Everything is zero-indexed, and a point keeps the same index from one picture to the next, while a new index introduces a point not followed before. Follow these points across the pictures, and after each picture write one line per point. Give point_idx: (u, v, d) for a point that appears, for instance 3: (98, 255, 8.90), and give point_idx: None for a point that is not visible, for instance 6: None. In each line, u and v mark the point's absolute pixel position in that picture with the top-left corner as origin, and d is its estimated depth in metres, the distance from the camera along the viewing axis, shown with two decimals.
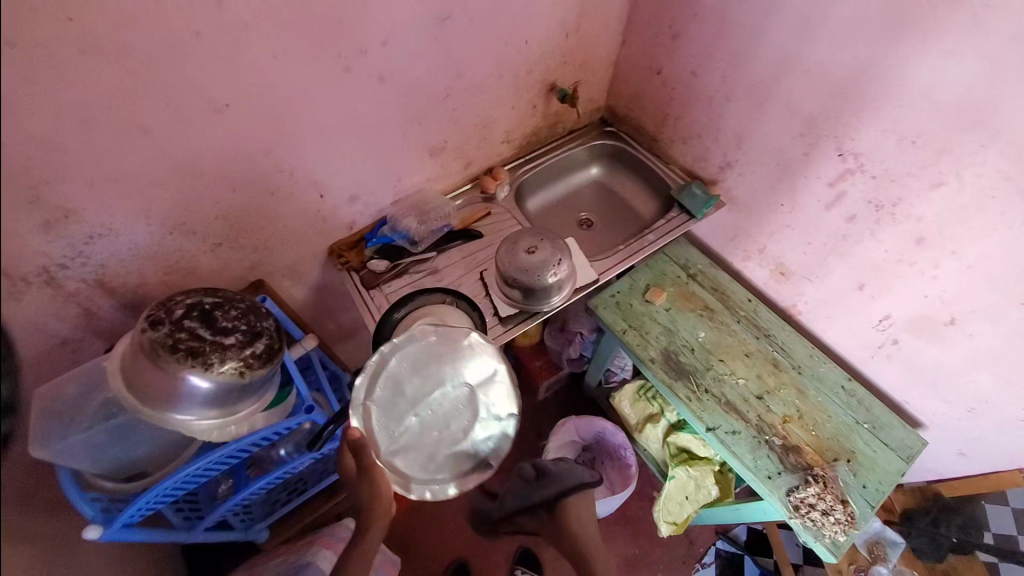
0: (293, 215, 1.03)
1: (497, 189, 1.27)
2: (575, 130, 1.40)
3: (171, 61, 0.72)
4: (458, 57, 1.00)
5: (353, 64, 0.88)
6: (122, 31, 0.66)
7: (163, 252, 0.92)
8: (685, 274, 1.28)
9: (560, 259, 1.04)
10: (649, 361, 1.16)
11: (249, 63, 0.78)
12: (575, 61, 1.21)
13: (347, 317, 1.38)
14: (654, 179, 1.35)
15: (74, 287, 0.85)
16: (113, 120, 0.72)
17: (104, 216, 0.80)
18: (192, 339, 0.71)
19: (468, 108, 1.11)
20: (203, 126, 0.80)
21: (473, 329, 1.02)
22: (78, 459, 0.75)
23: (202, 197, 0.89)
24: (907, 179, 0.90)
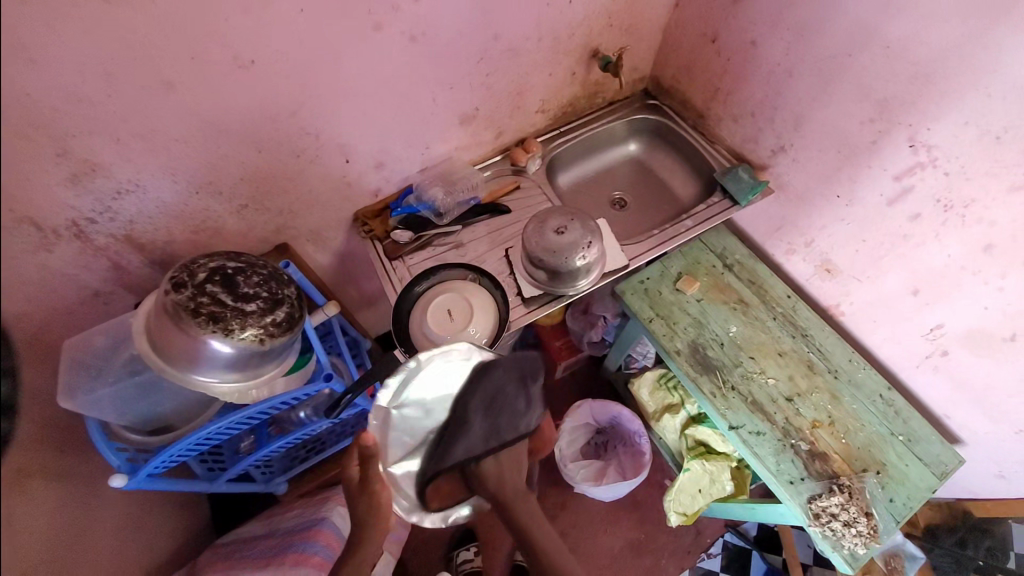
0: (318, 179, 1.01)
1: (528, 162, 1.21)
2: (615, 102, 1.31)
3: (193, 12, 0.68)
4: (496, 17, 0.93)
5: (383, 21, 0.82)
6: None
7: (189, 212, 0.91)
8: (721, 264, 1.21)
9: (590, 241, 0.99)
10: (675, 353, 1.11)
11: (274, 17, 0.73)
12: (622, 26, 1.12)
13: (369, 284, 1.37)
14: (697, 159, 1.26)
15: (104, 242, 0.85)
16: (136, 73, 0.69)
17: (131, 172, 0.79)
18: (213, 304, 0.70)
19: (503, 74, 1.04)
20: (227, 82, 0.77)
21: (495, 308, 1.00)
22: (105, 412, 0.77)
23: (227, 157, 0.87)
24: (985, 179, 0.80)
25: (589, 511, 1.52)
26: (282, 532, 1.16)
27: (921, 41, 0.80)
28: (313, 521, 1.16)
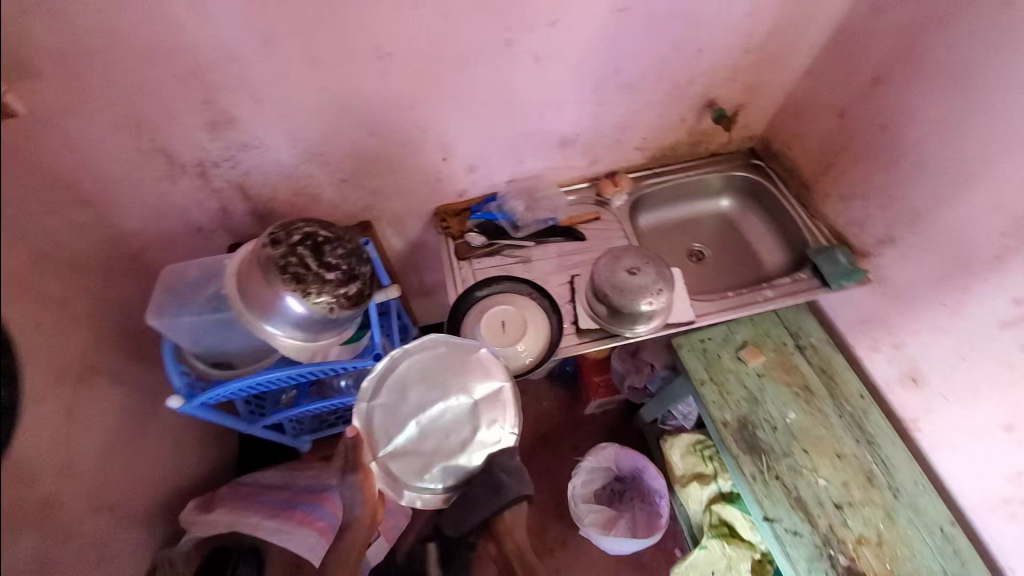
0: (415, 169, 1.06)
1: (614, 196, 1.20)
2: (717, 155, 1.28)
3: (354, 1, 0.74)
4: (621, 52, 0.94)
5: (516, 39, 0.85)
6: None
7: (297, 175, 0.98)
8: (791, 343, 1.15)
9: (661, 289, 0.95)
10: (721, 424, 1.04)
11: (420, 18, 0.78)
12: (745, 82, 1.10)
13: (431, 276, 1.42)
14: (792, 230, 1.20)
15: (220, 185, 0.95)
16: (290, 45, 0.76)
17: (259, 129, 0.87)
18: (300, 266, 0.74)
19: (613, 106, 1.05)
20: (365, 68, 0.83)
21: (548, 333, 0.99)
22: (180, 336, 0.84)
23: (343, 134, 0.93)
24: None
25: (585, 556, 1.46)
26: (297, 487, 1.21)
27: None
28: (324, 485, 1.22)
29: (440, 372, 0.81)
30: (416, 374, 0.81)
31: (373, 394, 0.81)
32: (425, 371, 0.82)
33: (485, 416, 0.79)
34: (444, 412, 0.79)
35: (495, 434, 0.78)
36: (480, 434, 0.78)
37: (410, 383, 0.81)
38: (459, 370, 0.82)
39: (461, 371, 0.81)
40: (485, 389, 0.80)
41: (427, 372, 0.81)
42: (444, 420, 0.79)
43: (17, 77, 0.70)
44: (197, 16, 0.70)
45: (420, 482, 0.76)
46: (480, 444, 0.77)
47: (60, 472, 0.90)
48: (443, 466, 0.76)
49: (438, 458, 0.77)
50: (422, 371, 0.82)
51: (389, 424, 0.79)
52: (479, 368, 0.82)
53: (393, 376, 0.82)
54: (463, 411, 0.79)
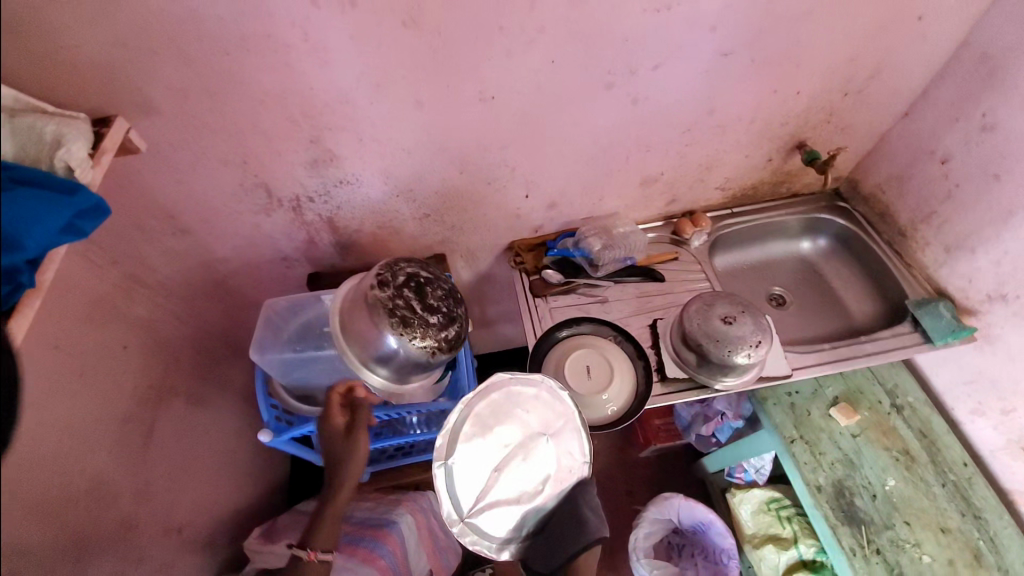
0: (495, 206, 1.05)
1: (693, 236, 1.17)
2: (800, 195, 1.23)
3: (466, 48, 0.74)
4: (719, 95, 0.91)
5: (618, 82, 0.84)
6: (444, 14, 0.69)
7: (383, 210, 0.99)
8: (887, 402, 1.08)
9: (759, 340, 0.91)
10: (814, 487, 1.00)
11: (527, 63, 0.78)
12: (839, 124, 1.05)
13: (494, 307, 1.40)
14: (886, 278, 1.14)
15: (310, 219, 0.96)
16: (400, 88, 0.77)
17: (355, 167, 0.88)
18: (406, 309, 0.73)
19: (702, 147, 1.02)
20: (466, 110, 0.83)
21: (635, 380, 0.95)
22: (273, 369, 0.84)
23: (433, 172, 0.93)
24: None
25: None
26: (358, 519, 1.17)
27: None
28: (384, 520, 1.17)
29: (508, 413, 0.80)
30: (485, 421, 0.80)
31: (447, 451, 0.78)
32: (495, 417, 0.80)
33: (559, 456, 0.79)
34: (521, 457, 0.78)
35: (568, 469, 0.78)
36: (559, 471, 0.78)
37: (481, 432, 0.79)
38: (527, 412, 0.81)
39: (531, 413, 0.80)
40: (554, 422, 0.80)
41: (495, 416, 0.80)
42: (522, 464, 0.78)
43: (143, 117, 0.73)
44: (317, 63, 0.71)
45: (507, 531, 0.76)
46: (561, 483, 0.77)
47: (140, 497, 0.91)
48: (526, 513, 0.76)
49: (524, 505, 0.76)
50: (490, 416, 0.80)
51: (467, 477, 0.77)
52: (546, 405, 0.81)
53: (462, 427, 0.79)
54: (538, 451, 0.78)
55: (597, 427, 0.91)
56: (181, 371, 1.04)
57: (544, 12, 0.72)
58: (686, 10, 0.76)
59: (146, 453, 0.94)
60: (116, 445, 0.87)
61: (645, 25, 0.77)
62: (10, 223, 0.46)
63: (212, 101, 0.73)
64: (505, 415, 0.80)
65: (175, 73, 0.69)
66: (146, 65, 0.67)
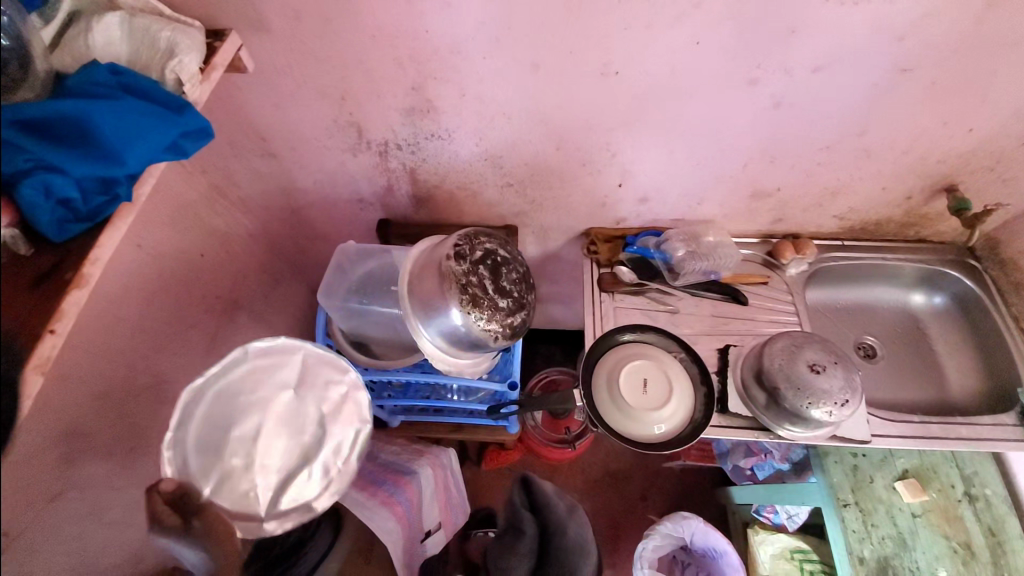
0: (583, 189, 0.98)
1: (792, 262, 1.05)
2: (927, 242, 1.08)
3: (604, 13, 0.65)
4: (877, 115, 0.78)
5: (764, 79, 0.72)
6: None
7: (467, 172, 0.94)
8: (961, 488, 0.97)
9: (845, 399, 0.82)
10: (855, 558, 0.93)
11: (668, 42, 0.68)
12: (1009, 172, 0.88)
13: (551, 287, 1.35)
14: (1002, 358, 0.99)
15: (393, 166, 0.93)
16: (519, 48, 0.69)
17: (450, 122, 0.82)
18: (479, 288, 0.69)
19: (834, 169, 0.89)
20: (583, 83, 0.74)
21: (693, 406, 0.88)
22: (333, 311, 0.84)
23: (529, 142, 0.86)
24: None
25: None
26: (382, 461, 1.19)
27: None
28: (406, 469, 1.18)
29: (248, 386, 0.65)
30: (224, 407, 0.63)
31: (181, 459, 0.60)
32: (240, 395, 0.64)
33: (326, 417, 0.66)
34: (222, 401, 0.64)
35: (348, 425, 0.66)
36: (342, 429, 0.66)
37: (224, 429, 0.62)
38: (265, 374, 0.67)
39: (272, 368, 0.67)
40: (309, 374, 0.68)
41: (243, 393, 0.65)
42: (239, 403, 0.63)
43: (253, 32, 0.70)
44: (441, 3, 0.64)
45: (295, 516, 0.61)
46: (330, 447, 0.64)
47: None
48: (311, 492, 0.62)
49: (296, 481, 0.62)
50: (230, 393, 0.64)
51: (226, 482, 0.60)
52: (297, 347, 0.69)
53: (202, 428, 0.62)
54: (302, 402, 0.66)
55: (642, 445, 0.86)
56: (244, 287, 1.07)
57: None
58: (876, 7, 0.63)
59: (202, 358, 0.99)
60: (179, 348, 0.92)
61: (821, 19, 0.64)
62: (114, 137, 0.46)
63: (323, 27, 0.69)
64: (250, 389, 0.65)
65: None
66: None
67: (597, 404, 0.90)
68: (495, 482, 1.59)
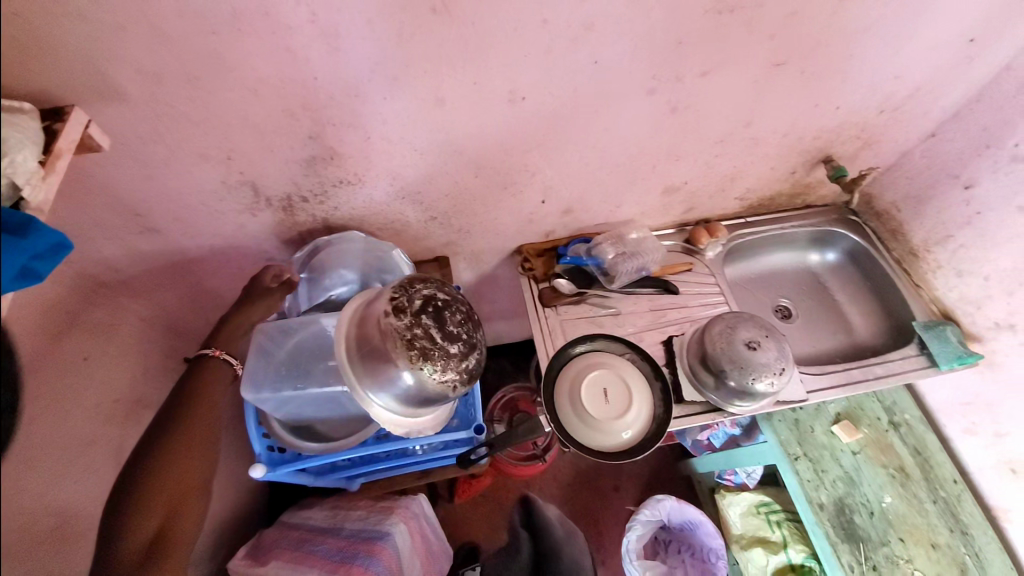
0: (508, 210, 0.96)
1: (708, 246, 1.12)
2: (812, 205, 1.20)
3: (501, 44, 0.63)
4: (759, 107, 0.85)
5: (660, 88, 0.76)
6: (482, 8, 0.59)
7: (387, 212, 0.88)
8: (884, 418, 1.10)
9: (782, 368, 0.89)
10: (816, 505, 1.02)
11: (568, 64, 0.68)
12: (865, 140, 1.01)
13: (493, 305, 1.32)
14: (892, 298, 1.14)
15: (303, 219, 0.85)
16: (419, 87, 0.66)
17: (359, 167, 0.77)
18: (426, 339, 0.64)
19: (731, 158, 0.96)
20: (492, 112, 0.73)
21: (651, 404, 0.91)
22: (264, 403, 0.76)
23: (446, 175, 0.83)
24: None
25: None
26: (348, 533, 1.09)
27: None
28: (376, 533, 1.07)
29: (348, 260, 0.88)
30: (334, 258, 0.88)
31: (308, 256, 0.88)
32: (341, 257, 0.88)
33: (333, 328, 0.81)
34: (326, 252, 0.87)
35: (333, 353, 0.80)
36: (323, 341, 0.81)
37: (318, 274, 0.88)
38: (356, 255, 0.88)
39: (362, 256, 0.88)
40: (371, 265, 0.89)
41: (344, 256, 0.88)
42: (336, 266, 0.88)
43: (105, 102, 0.60)
44: (328, 49, 0.60)
45: (268, 405, 0.77)
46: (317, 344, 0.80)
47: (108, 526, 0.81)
48: (282, 376, 0.78)
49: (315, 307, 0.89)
50: (338, 254, 0.87)
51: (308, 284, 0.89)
52: (371, 258, 0.89)
53: (336, 248, 0.87)
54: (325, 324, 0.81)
55: (617, 454, 0.87)
56: (150, 380, 0.93)
57: (595, 5, 0.62)
58: (745, 15, 0.68)
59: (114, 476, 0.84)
60: (83, 470, 0.77)
61: (701, 28, 0.68)
62: None
63: (191, 88, 0.60)
64: (346, 254, 0.88)
65: (145, 53, 0.56)
66: (108, 40, 0.54)
67: (565, 424, 0.90)
68: (472, 512, 1.55)
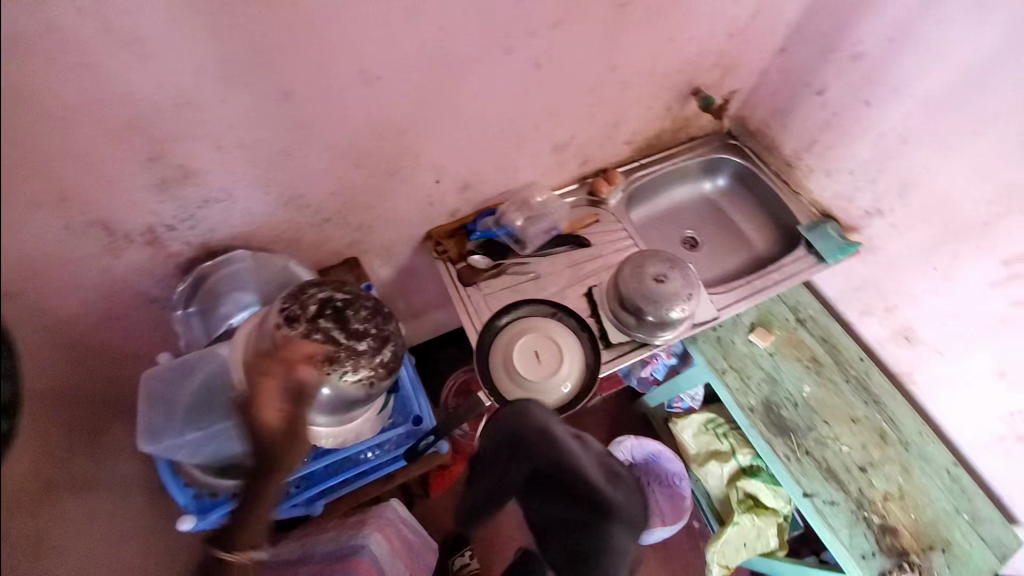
0: (403, 197, 0.94)
1: (609, 194, 1.16)
2: (696, 137, 1.27)
3: (334, 24, 0.61)
4: (619, 49, 0.88)
5: (516, 45, 0.76)
6: None
7: (271, 224, 0.83)
8: (793, 317, 1.20)
9: (690, 293, 0.95)
10: (748, 410, 1.11)
11: (413, 34, 0.67)
12: (725, 66, 1.07)
13: (420, 297, 1.29)
14: (779, 209, 1.23)
15: (177, 250, 0.78)
16: (257, 81, 0.62)
17: (222, 181, 0.71)
18: (328, 343, 0.61)
19: (607, 104, 0.99)
20: (349, 97, 0.70)
21: (582, 355, 0.94)
22: (177, 452, 0.71)
23: (324, 172, 0.79)
24: None
25: None
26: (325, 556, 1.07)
27: None
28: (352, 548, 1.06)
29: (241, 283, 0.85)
30: (224, 283, 0.83)
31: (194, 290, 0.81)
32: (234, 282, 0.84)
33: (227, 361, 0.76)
34: (213, 280, 0.82)
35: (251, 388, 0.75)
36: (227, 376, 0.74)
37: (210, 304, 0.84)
38: (248, 275, 0.85)
39: (255, 275, 0.85)
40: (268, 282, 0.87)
41: (236, 280, 0.84)
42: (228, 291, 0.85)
43: None
44: (139, 57, 0.54)
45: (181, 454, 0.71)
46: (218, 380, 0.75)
47: None
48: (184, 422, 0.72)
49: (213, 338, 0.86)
50: (228, 279, 0.83)
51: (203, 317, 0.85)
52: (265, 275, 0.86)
53: (225, 274, 0.82)
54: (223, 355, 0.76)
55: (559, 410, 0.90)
56: None
57: None
58: None
59: None
60: None
61: None
62: None
63: None
64: (236, 277, 0.84)
65: None
66: None
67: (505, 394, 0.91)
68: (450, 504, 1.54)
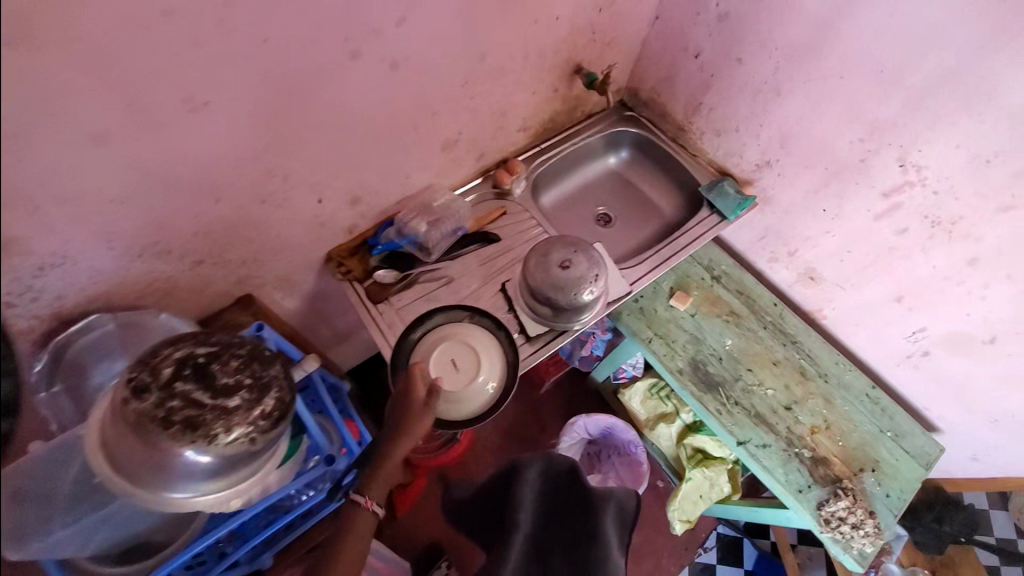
0: (286, 224, 0.87)
1: (513, 185, 1.13)
2: (593, 114, 1.26)
3: (132, 53, 0.54)
4: (483, 37, 0.84)
5: (362, 48, 0.71)
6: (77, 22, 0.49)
7: (133, 278, 0.75)
8: (709, 276, 1.23)
9: (597, 273, 0.94)
10: (677, 373, 1.13)
11: (235, 52, 0.61)
12: (602, 40, 1.06)
13: (341, 321, 1.22)
14: (681, 173, 1.25)
15: (20, 327, 0.69)
16: (55, 129, 0.54)
17: (50, 243, 0.63)
18: (189, 407, 0.56)
19: (487, 95, 0.95)
20: (180, 129, 0.63)
21: (500, 353, 0.92)
22: (66, 546, 0.69)
23: (178, 213, 0.72)
24: (949, 197, 0.87)
25: None
26: None
27: (919, 66, 0.81)
28: None
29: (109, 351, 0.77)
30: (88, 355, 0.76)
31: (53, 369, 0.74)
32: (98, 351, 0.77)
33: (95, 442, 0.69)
34: (72, 354, 0.75)
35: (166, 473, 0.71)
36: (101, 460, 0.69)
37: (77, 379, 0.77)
38: (115, 340, 0.78)
39: (124, 338, 0.78)
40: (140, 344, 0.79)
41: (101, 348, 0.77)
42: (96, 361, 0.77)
43: None
44: None
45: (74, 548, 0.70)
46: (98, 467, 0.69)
47: None
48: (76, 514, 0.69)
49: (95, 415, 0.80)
50: (91, 350, 0.76)
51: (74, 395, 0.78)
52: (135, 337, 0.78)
53: (86, 345, 0.75)
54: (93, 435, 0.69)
55: (484, 414, 0.88)
56: None
57: None
58: None
59: None
60: None
61: None
62: None
63: None
64: (99, 346, 0.76)
65: None
66: None
67: None
68: None
